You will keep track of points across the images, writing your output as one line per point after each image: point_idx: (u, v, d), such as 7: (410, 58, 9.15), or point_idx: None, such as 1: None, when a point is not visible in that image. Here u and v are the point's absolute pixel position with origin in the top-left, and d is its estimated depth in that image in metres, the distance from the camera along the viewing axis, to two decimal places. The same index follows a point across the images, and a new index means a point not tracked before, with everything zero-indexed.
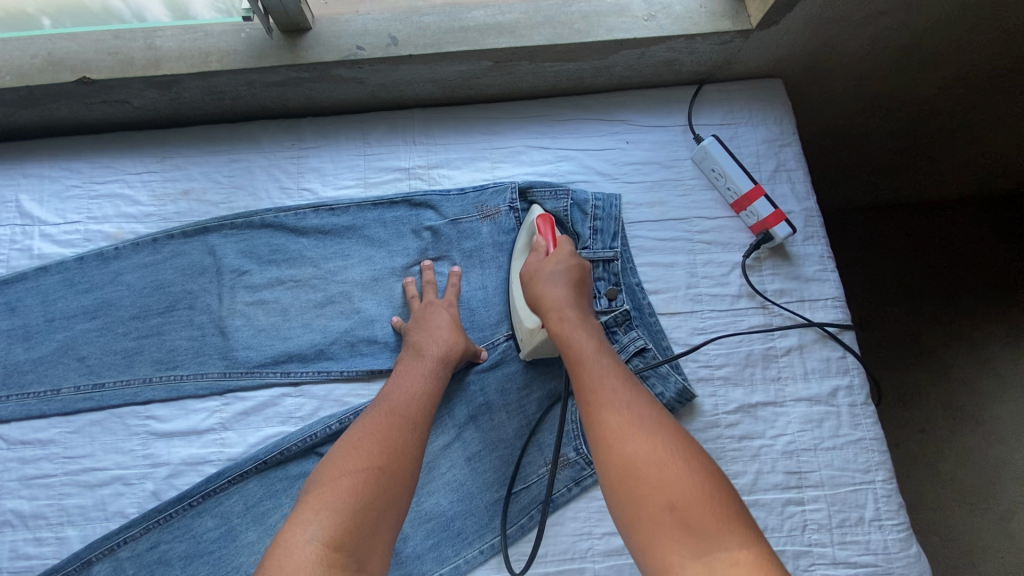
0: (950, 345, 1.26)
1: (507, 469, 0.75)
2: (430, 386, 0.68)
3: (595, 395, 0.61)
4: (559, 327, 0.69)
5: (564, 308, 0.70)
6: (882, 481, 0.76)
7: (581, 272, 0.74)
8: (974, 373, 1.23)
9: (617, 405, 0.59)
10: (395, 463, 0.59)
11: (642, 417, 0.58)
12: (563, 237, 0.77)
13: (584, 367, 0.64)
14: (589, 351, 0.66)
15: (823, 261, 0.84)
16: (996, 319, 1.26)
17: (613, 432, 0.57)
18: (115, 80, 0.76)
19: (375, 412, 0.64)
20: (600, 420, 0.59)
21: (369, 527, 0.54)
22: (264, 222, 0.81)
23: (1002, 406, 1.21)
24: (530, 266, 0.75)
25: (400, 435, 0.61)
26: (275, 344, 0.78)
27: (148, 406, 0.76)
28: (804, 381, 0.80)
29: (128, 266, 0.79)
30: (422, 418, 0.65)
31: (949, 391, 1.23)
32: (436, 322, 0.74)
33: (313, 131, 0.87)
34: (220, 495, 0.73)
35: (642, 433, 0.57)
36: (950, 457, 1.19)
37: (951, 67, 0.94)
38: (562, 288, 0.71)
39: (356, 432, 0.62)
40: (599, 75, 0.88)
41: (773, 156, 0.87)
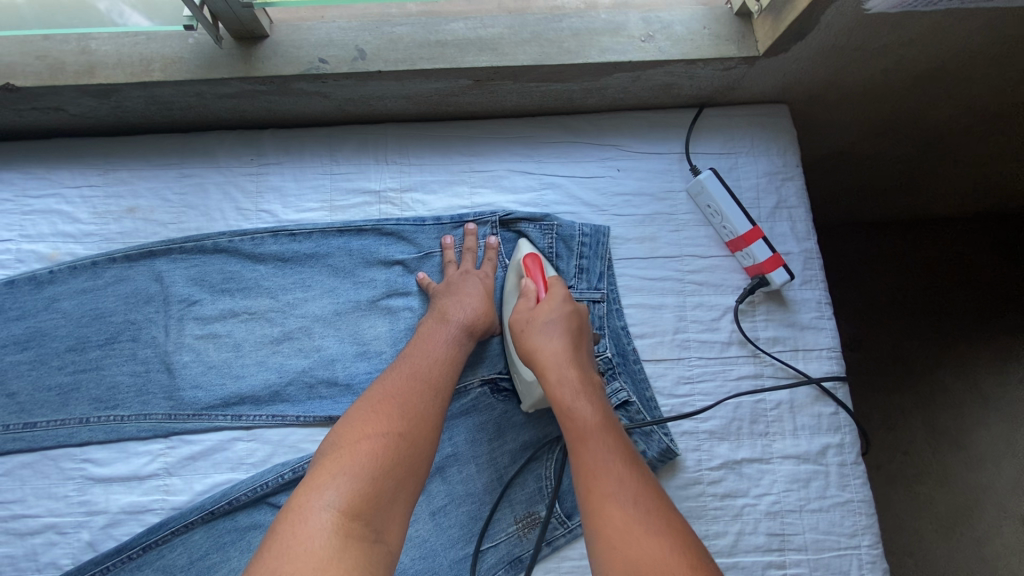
0: (937, 367, 1.22)
1: (476, 525, 0.70)
2: (452, 351, 0.66)
3: (593, 484, 0.56)
4: (560, 393, 0.62)
5: (562, 364, 0.63)
6: (868, 546, 0.72)
7: (577, 319, 0.67)
8: (958, 396, 1.20)
9: (621, 499, 0.54)
10: (418, 431, 0.57)
11: (648, 512, 0.53)
12: (555, 278, 0.70)
13: (585, 446, 0.58)
14: (591, 426, 0.60)
15: (821, 308, 0.79)
16: (985, 344, 1.22)
17: (615, 534, 0.52)
18: (43, 88, 0.68)
19: (395, 374, 0.62)
20: (602, 517, 0.53)
21: (387, 496, 0.52)
22: (218, 247, 0.74)
23: (984, 429, 1.17)
24: (518, 316, 0.68)
25: (421, 402, 0.59)
26: (226, 384, 0.72)
27: (85, 447, 0.70)
28: (793, 438, 0.75)
29: (65, 291, 0.72)
30: (442, 384, 0.62)
31: (932, 413, 1.20)
32: (467, 288, 0.71)
33: (275, 145, 0.79)
34: (161, 547, 0.67)
35: (647, 538, 0.51)
36: (928, 481, 1.16)
37: (964, 98, 0.87)
38: (559, 340, 0.65)
39: (373, 394, 0.59)
40: (590, 96, 0.80)
41: (774, 191, 0.81)
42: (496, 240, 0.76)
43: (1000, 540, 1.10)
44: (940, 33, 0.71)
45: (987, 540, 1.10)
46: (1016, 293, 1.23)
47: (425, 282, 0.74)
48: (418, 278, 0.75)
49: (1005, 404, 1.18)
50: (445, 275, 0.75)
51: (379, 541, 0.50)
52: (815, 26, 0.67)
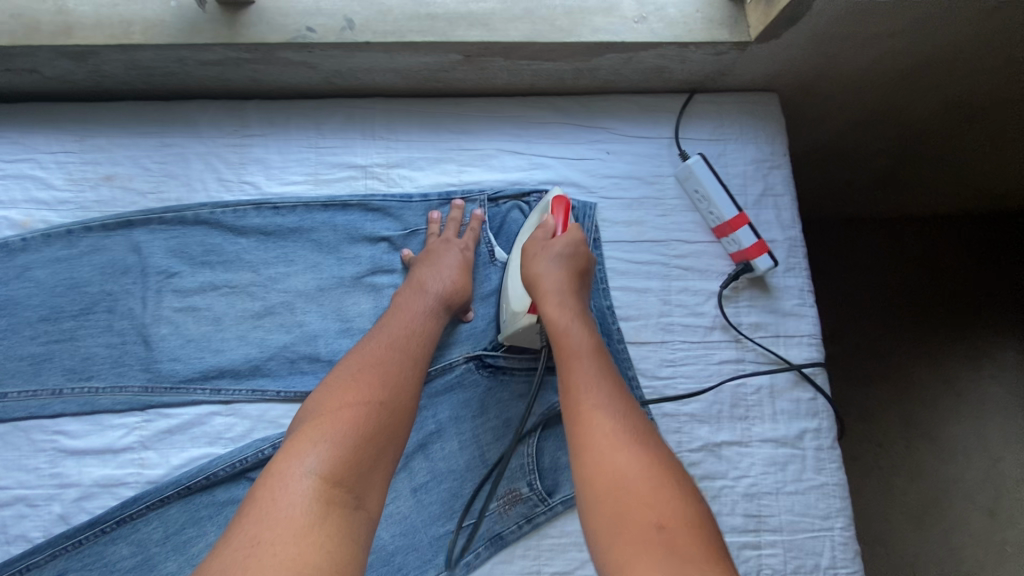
0: (913, 361, 1.26)
1: (457, 502, 0.71)
2: (429, 323, 0.66)
3: (581, 394, 0.56)
4: (553, 307, 0.63)
5: (562, 291, 0.64)
6: (841, 529, 0.74)
7: (586, 262, 0.68)
8: (932, 390, 1.23)
9: (607, 409, 0.54)
10: (397, 400, 0.57)
11: (635, 429, 0.53)
12: (577, 225, 0.70)
13: (576, 362, 0.58)
14: (585, 347, 0.60)
15: (803, 295, 0.80)
16: (959, 341, 1.25)
17: (600, 442, 0.52)
18: (18, 47, 0.65)
19: (373, 344, 0.61)
20: (587, 424, 0.54)
21: (368, 464, 0.52)
22: (198, 218, 0.73)
23: (956, 424, 1.21)
24: (534, 241, 0.69)
25: (400, 372, 0.59)
26: (205, 357, 0.70)
27: (58, 419, 0.68)
28: (772, 422, 0.76)
29: (37, 260, 0.70)
30: (420, 356, 0.62)
31: (909, 407, 1.24)
32: (446, 260, 0.71)
33: (258, 116, 0.77)
34: (136, 522, 0.66)
35: (629, 446, 0.52)
36: (902, 473, 1.20)
37: (951, 92, 0.89)
38: (562, 268, 0.66)
39: (352, 363, 0.59)
40: (582, 77, 0.80)
41: (761, 178, 0.81)
42: (480, 212, 0.76)
43: (966, 531, 1.13)
44: (929, 23, 0.71)
45: (956, 532, 1.13)
46: (993, 292, 1.26)
47: (409, 258, 0.74)
48: (402, 254, 0.74)
49: (975, 400, 1.21)
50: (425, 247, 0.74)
51: (359, 508, 0.50)
52: (806, 13, 0.68)
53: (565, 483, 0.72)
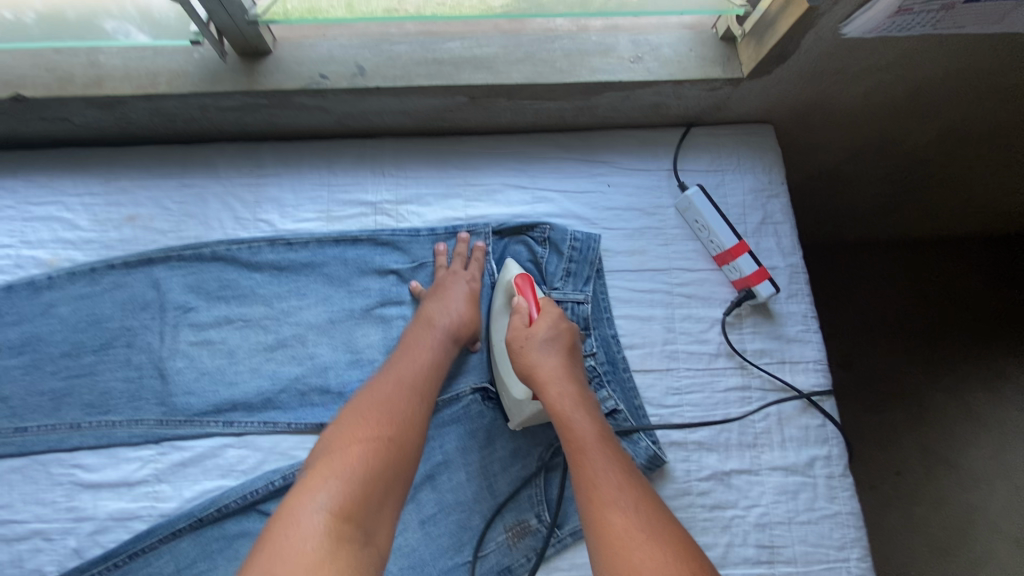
0: (929, 385, 1.24)
1: (466, 534, 0.70)
2: (437, 358, 0.67)
3: (594, 490, 0.56)
4: (558, 403, 0.64)
5: (561, 381, 0.65)
6: (855, 559, 0.72)
7: (574, 339, 0.70)
8: (948, 412, 1.22)
9: (621, 505, 0.55)
10: (406, 435, 0.58)
11: (651, 525, 0.53)
12: (546, 299, 0.72)
13: (584, 456, 0.59)
14: (590, 437, 0.61)
15: (806, 321, 0.81)
16: (975, 364, 1.24)
17: (619, 541, 0.52)
18: (50, 98, 0.69)
19: (382, 381, 0.63)
20: (604, 524, 0.54)
21: (377, 498, 0.53)
22: (215, 255, 0.75)
23: (975, 448, 1.19)
24: (515, 333, 0.69)
25: (408, 407, 0.60)
26: (219, 390, 0.72)
27: (75, 453, 0.70)
28: (781, 449, 0.76)
29: (62, 297, 0.73)
30: (427, 391, 0.64)
31: (926, 432, 1.21)
32: (452, 295, 0.73)
33: (274, 157, 0.80)
34: (148, 555, 0.67)
35: (649, 544, 0.52)
36: (924, 500, 1.16)
37: (945, 120, 0.91)
38: (556, 356, 0.67)
39: (361, 400, 0.60)
40: (582, 115, 0.83)
41: (760, 208, 0.83)
42: (481, 245, 0.78)
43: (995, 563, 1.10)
44: (917, 57, 0.74)
45: (982, 566, 1.10)
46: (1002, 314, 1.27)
47: (418, 291, 0.76)
48: (410, 287, 0.77)
49: (993, 424, 1.20)
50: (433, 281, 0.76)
51: (369, 545, 0.50)
52: (795, 50, 0.71)
53: (574, 513, 0.72)
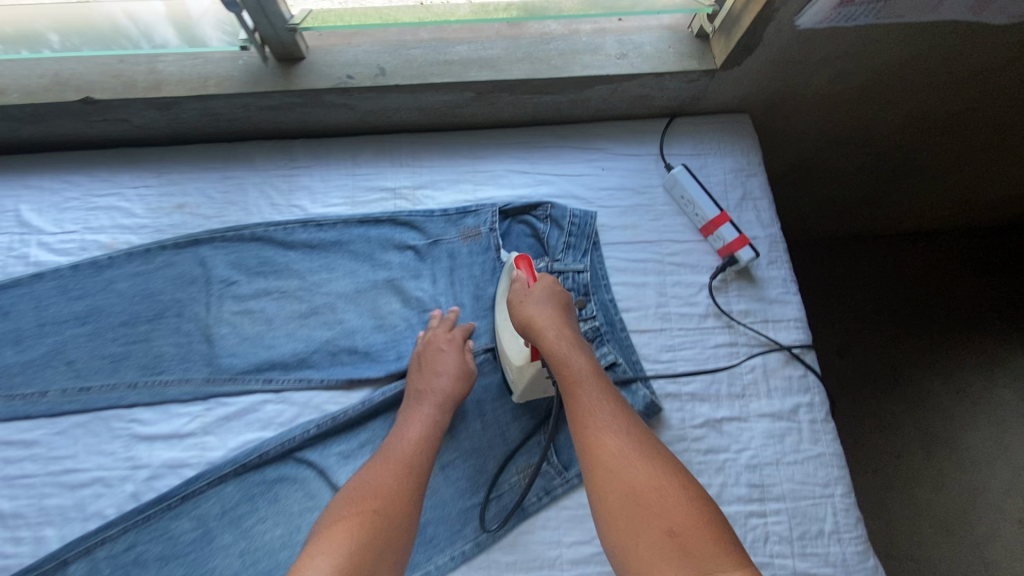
0: (859, 356, 1.59)
1: (482, 477, 0.78)
2: (425, 435, 0.71)
3: (590, 418, 0.64)
4: (556, 345, 0.69)
5: (556, 326, 0.71)
6: (840, 495, 0.79)
7: (566, 297, 0.76)
8: (877, 385, 1.56)
9: (614, 430, 0.63)
10: (393, 510, 0.61)
11: (640, 449, 0.61)
12: (545, 274, 0.78)
13: (580, 389, 0.66)
14: (584, 371, 0.68)
15: (786, 284, 0.89)
16: (886, 333, 1.61)
17: (613, 460, 0.60)
18: (116, 100, 0.80)
19: (373, 464, 0.67)
20: (598, 446, 0.62)
21: (369, 567, 0.55)
22: (254, 235, 0.85)
23: (899, 413, 1.53)
24: (515, 295, 0.76)
25: (396, 482, 0.64)
26: (259, 352, 0.80)
27: (132, 409, 0.78)
28: (767, 398, 0.83)
29: (120, 275, 0.83)
30: (417, 467, 0.67)
31: (864, 405, 1.54)
32: (437, 365, 0.76)
33: (305, 151, 0.91)
34: (197, 498, 0.75)
35: (639, 463, 0.60)
36: (863, 458, 1.49)
37: (903, 108, 1.03)
38: (551, 309, 0.73)
39: (353, 485, 0.64)
40: (577, 108, 0.93)
41: (740, 185, 0.93)
42: (470, 325, 0.82)
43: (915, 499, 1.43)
44: (871, 46, 0.84)
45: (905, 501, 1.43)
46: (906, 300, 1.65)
47: (437, 319, 0.82)
48: (432, 314, 0.82)
49: (912, 394, 1.55)
50: (431, 333, 0.80)
51: None
52: (760, 42, 0.81)
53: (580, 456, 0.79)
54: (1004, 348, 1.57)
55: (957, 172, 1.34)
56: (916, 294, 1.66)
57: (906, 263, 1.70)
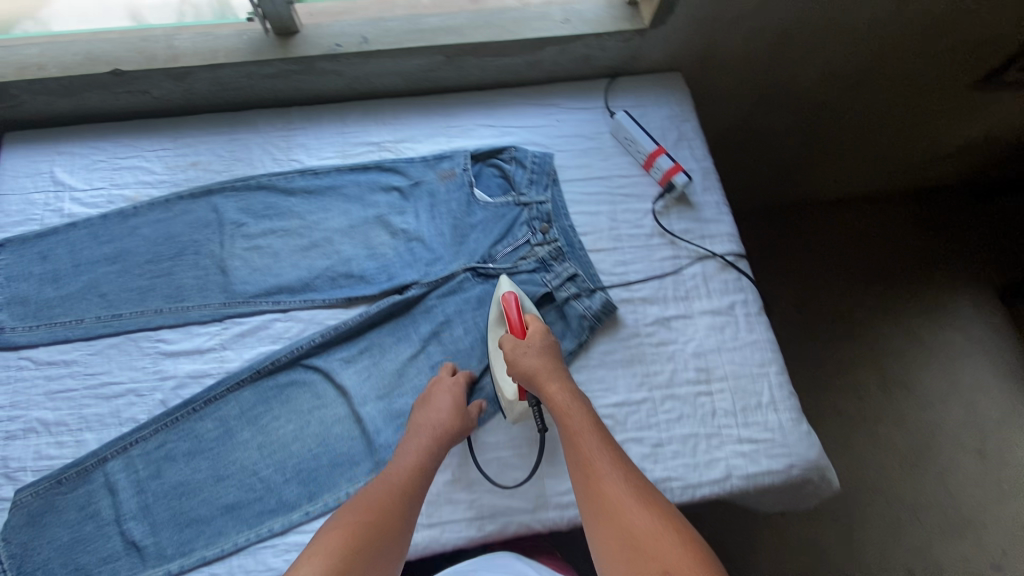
0: (806, 300, 1.75)
1: (466, 374, 0.91)
2: (426, 457, 0.78)
3: (593, 471, 0.73)
4: (558, 399, 0.80)
5: (553, 378, 0.81)
6: (774, 372, 0.92)
7: (557, 348, 0.86)
8: (826, 330, 1.71)
9: (614, 477, 0.72)
10: (384, 527, 0.70)
11: (637, 492, 0.70)
12: (531, 317, 0.89)
13: (581, 441, 0.76)
14: (585, 426, 0.78)
15: (719, 207, 1.04)
16: (830, 281, 1.77)
17: (615, 503, 0.69)
18: (140, 71, 0.94)
19: (377, 481, 0.75)
20: (602, 493, 0.71)
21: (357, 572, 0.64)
22: (260, 184, 0.99)
23: (846, 351, 1.67)
24: (507, 347, 0.85)
25: (394, 501, 0.73)
26: (267, 279, 0.93)
27: (158, 331, 0.90)
28: (708, 298, 0.97)
29: (144, 221, 0.95)
30: (415, 488, 0.75)
31: (815, 349, 1.68)
32: (438, 400, 0.83)
33: (301, 115, 1.05)
34: (219, 402, 0.86)
35: (638, 506, 0.69)
36: (815, 398, 1.63)
37: (813, 65, 1.22)
38: (546, 360, 0.83)
39: (359, 497, 0.74)
40: (533, 69, 1.09)
41: (676, 128, 1.08)
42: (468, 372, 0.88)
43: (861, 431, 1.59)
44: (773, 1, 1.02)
45: (852, 433, 1.59)
46: (848, 250, 1.80)
47: (450, 370, 0.87)
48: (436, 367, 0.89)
49: (859, 335, 1.69)
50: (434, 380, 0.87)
51: None
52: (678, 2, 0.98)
53: None
54: (952, 297, 1.72)
55: (877, 133, 1.53)
56: (860, 248, 1.81)
57: (857, 222, 1.85)
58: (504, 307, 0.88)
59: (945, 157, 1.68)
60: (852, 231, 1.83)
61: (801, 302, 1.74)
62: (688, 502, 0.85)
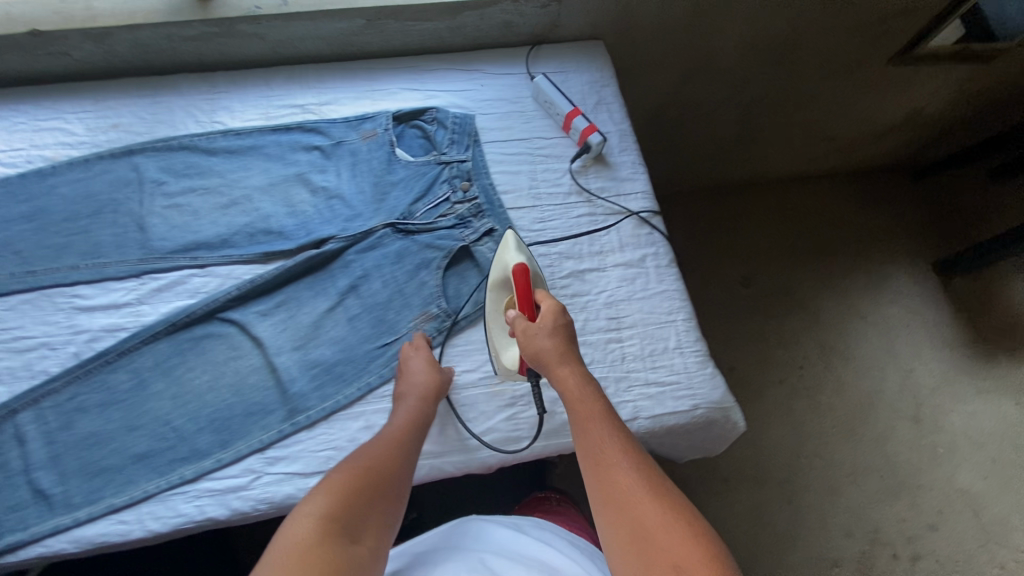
0: (750, 275, 1.76)
1: (383, 325, 0.91)
2: (414, 418, 0.80)
3: (604, 454, 0.71)
4: (568, 383, 0.77)
5: (562, 360, 0.79)
6: (681, 320, 0.96)
7: (569, 327, 0.82)
8: (768, 304, 1.73)
9: (625, 463, 0.70)
10: (384, 477, 0.72)
11: (648, 478, 0.68)
12: (544, 295, 0.84)
13: (590, 423, 0.74)
14: (595, 410, 0.75)
15: (634, 167, 1.07)
16: (772, 255, 1.79)
17: (624, 490, 0.67)
18: (58, 31, 0.95)
19: (376, 439, 0.77)
20: (611, 477, 0.69)
21: (360, 516, 0.67)
22: (181, 145, 1.00)
23: (785, 325, 1.70)
24: (520, 327, 0.82)
25: (391, 455, 0.74)
26: (186, 236, 0.94)
27: (73, 287, 0.90)
28: (621, 252, 1.00)
29: (64, 181, 0.96)
30: (408, 447, 0.77)
31: (757, 322, 1.70)
32: (414, 365, 0.84)
33: (224, 79, 1.06)
34: (133, 354, 0.87)
35: (649, 495, 0.67)
36: (756, 371, 1.64)
37: (735, 32, 1.25)
38: (557, 344, 0.80)
39: (361, 449, 0.75)
40: (456, 35, 1.11)
41: (595, 93, 1.11)
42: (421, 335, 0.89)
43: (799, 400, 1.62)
44: None
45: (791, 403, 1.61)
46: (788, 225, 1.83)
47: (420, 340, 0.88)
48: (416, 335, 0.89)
49: (798, 307, 1.72)
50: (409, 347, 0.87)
51: (352, 545, 0.64)
52: None
53: (467, 304, 0.94)
54: (886, 270, 1.78)
55: (810, 106, 1.56)
56: (799, 221, 1.84)
57: (796, 196, 1.88)
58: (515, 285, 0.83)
59: (880, 132, 1.73)
60: (791, 204, 1.86)
61: (745, 277, 1.75)
62: None
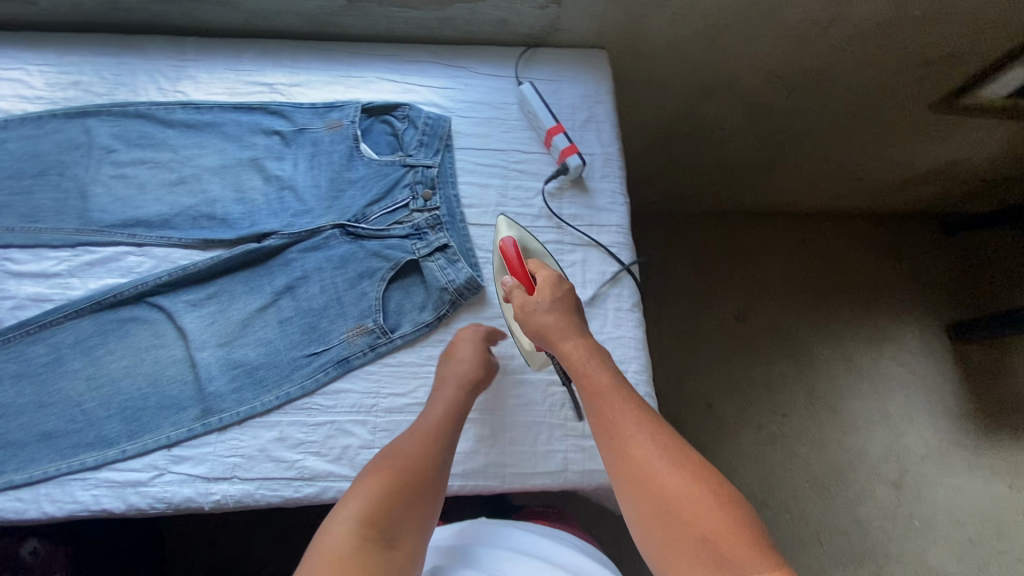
0: (744, 309, 1.65)
1: (314, 334, 0.87)
2: (457, 409, 0.79)
3: (618, 431, 0.69)
4: (575, 357, 0.75)
5: (568, 333, 0.77)
6: (632, 371, 0.89)
7: (569, 296, 0.81)
8: (760, 343, 1.61)
9: (641, 438, 0.68)
10: (422, 473, 0.70)
11: (666, 450, 0.66)
12: (540, 266, 0.84)
13: (602, 399, 0.72)
14: (605, 385, 0.73)
15: (614, 195, 0.99)
16: (774, 292, 1.67)
17: (642, 466, 0.66)
18: None
19: (412, 432, 0.76)
20: (628, 454, 0.67)
21: (398, 515, 0.66)
22: (138, 113, 0.95)
23: (775, 368, 1.59)
24: (518, 303, 0.81)
25: (425, 448, 0.73)
26: (128, 211, 0.90)
27: (6, 250, 0.87)
28: (581, 287, 0.93)
29: (13, 136, 0.91)
30: (450, 440, 0.76)
31: (743, 360, 1.60)
32: (463, 350, 0.84)
33: (195, 46, 1.00)
34: (55, 328, 0.84)
35: (671, 468, 0.65)
36: (733, 412, 1.54)
37: (756, 56, 1.14)
38: (557, 318, 0.78)
39: (392, 446, 0.74)
40: (445, 27, 1.03)
41: (586, 108, 1.03)
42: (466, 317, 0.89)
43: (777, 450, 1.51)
44: None
45: (767, 453, 1.51)
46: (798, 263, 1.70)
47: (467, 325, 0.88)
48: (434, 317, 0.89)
49: (792, 352, 1.61)
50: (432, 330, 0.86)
51: (391, 548, 0.63)
52: None
53: (405, 322, 0.89)
54: (899, 326, 1.63)
55: (838, 146, 1.43)
56: (812, 261, 1.70)
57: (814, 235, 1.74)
58: (505, 258, 0.83)
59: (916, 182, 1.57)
60: (807, 242, 1.72)
61: (741, 313, 1.65)
62: (519, 490, 0.84)
